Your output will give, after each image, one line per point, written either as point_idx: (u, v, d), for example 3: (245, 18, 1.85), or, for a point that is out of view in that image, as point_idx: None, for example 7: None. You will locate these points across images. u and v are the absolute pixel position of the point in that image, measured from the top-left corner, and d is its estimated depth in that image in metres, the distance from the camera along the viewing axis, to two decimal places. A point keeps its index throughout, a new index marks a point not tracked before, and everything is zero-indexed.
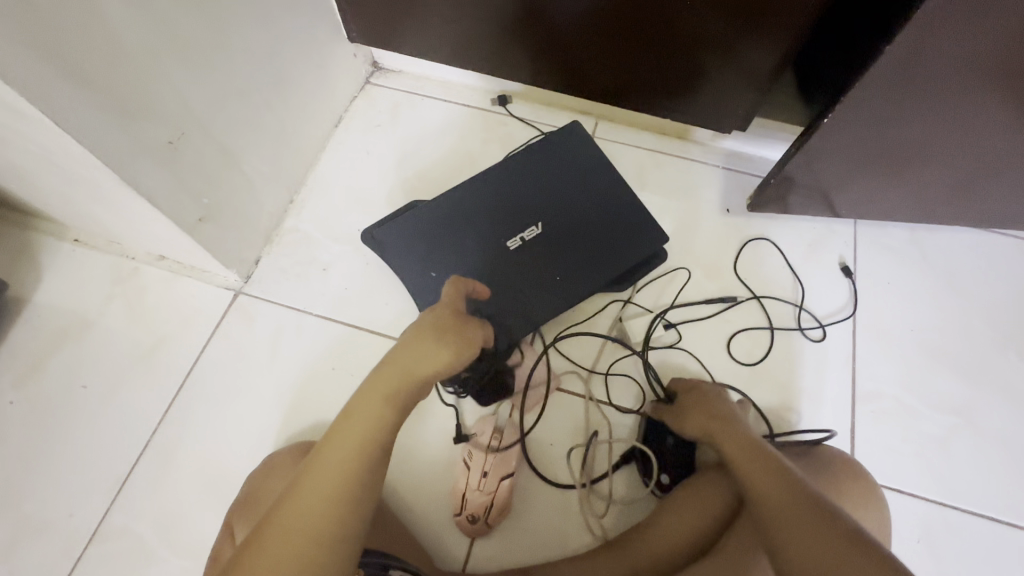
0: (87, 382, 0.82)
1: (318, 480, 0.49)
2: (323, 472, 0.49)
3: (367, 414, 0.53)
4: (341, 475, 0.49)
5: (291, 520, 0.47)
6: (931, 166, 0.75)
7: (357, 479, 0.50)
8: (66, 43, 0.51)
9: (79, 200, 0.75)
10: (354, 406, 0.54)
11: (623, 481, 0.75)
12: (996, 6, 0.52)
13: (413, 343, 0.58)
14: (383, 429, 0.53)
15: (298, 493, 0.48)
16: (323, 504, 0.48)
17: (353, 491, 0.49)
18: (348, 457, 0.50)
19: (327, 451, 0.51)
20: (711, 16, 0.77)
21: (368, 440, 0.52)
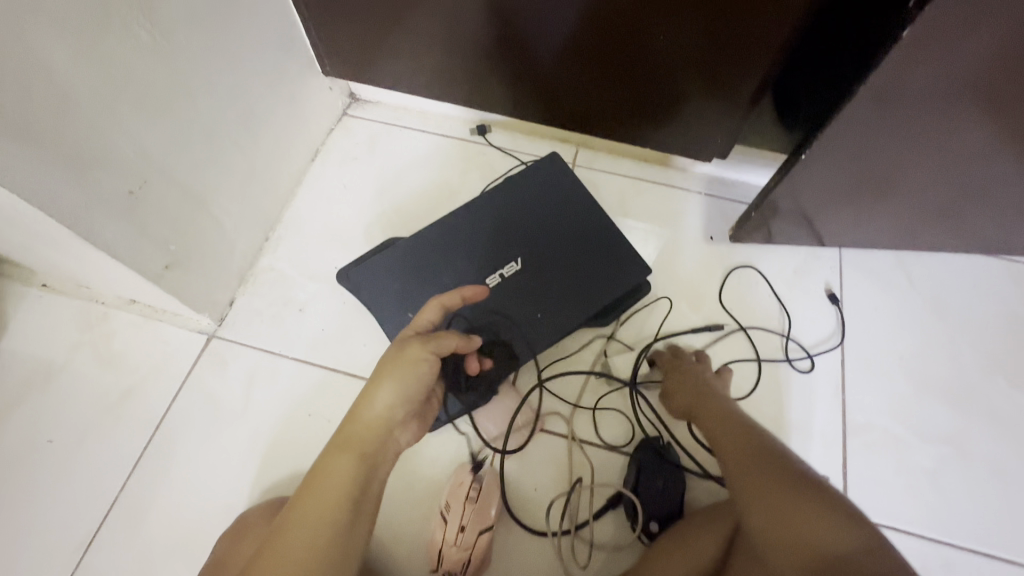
0: (54, 434, 0.79)
1: (293, 545, 0.45)
2: (298, 536, 0.46)
3: (343, 465, 0.50)
4: (317, 538, 0.46)
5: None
6: (913, 193, 0.74)
7: (336, 539, 0.47)
8: (8, 101, 0.49)
9: (42, 249, 0.72)
10: (328, 458, 0.51)
11: (609, 526, 0.73)
12: (976, 35, 0.50)
13: (380, 380, 0.56)
14: (362, 479, 0.51)
15: (271, 560, 0.45)
16: (299, 570, 0.44)
17: (332, 553, 0.46)
18: (326, 514, 0.48)
19: (302, 510, 0.48)
20: (685, 47, 0.77)
21: (348, 495, 0.49)
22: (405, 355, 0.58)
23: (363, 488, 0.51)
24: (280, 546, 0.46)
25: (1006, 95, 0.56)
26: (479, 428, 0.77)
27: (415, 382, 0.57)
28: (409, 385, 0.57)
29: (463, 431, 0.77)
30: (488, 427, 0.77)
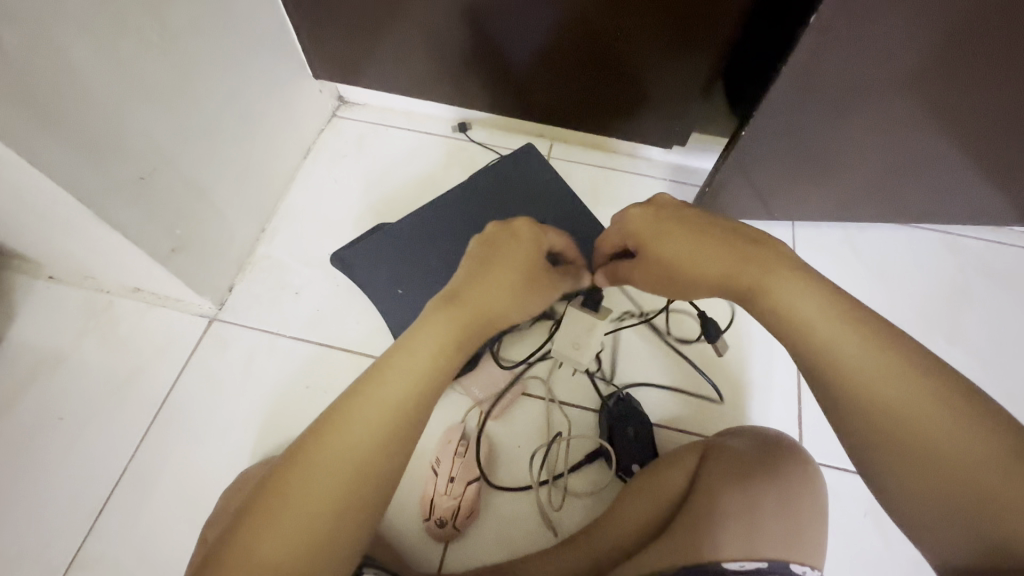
0: (64, 413, 0.84)
1: (360, 423, 0.44)
2: (364, 416, 0.44)
3: (430, 343, 0.48)
4: (383, 421, 0.45)
5: (324, 463, 0.43)
6: (848, 167, 0.83)
7: (404, 426, 0.45)
8: (38, 89, 0.55)
9: (54, 237, 0.78)
10: (416, 335, 0.49)
11: (587, 474, 0.79)
12: (873, 18, 0.60)
13: (493, 272, 0.54)
14: (443, 364, 0.48)
15: (334, 434, 0.44)
16: (364, 448, 0.44)
17: (399, 437, 0.45)
18: (398, 398, 0.45)
19: (371, 390, 0.45)
20: (642, 45, 0.86)
21: (420, 381, 0.47)
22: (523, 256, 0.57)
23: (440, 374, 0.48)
24: (344, 423, 0.44)
25: (909, 71, 0.66)
26: (465, 393, 0.83)
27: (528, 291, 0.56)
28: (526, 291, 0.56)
29: (451, 397, 0.83)
30: (473, 392, 0.83)
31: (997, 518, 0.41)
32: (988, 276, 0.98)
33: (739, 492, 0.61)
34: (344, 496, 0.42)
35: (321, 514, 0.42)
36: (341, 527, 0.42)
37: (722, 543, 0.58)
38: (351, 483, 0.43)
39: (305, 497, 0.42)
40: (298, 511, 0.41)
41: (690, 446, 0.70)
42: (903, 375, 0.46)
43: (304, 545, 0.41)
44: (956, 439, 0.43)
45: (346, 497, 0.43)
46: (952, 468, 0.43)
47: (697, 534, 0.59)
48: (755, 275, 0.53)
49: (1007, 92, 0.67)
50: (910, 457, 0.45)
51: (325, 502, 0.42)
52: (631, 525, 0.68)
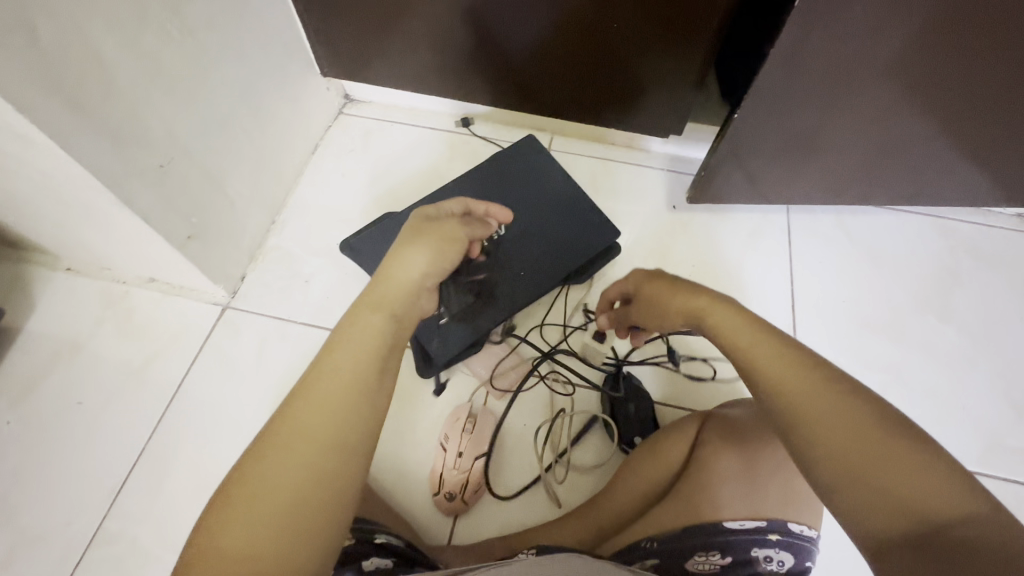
0: (83, 398, 0.86)
1: (314, 408, 0.42)
2: (317, 399, 0.42)
3: (369, 322, 0.47)
4: (340, 400, 0.42)
5: (279, 458, 0.39)
6: (835, 148, 0.87)
7: (363, 402, 0.43)
8: (68, 78, 0.59)
9: (74, 225, 0.80)
10: (353, 322, 0.47)
11: (591, 449, 0.82)
12: (853, 4, 0.63)
13: (409, 246, 0.55)
14: (386, 342, 0.47)
15: (285, 428, 0.41)
16: (321, 432, 0.41)
17: (359, 414, 0.42)
18: (349, 377, 0.43)
19: (318, 378, 0.43)
20: (638, 37, 0.89)
21: (372, 358, 0.45)
22: (439, 230, 0.58)
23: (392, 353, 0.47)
24: (292, 416, 0.41)
25: (891, 53, 0.69)
26: (472, 373, 0.86)
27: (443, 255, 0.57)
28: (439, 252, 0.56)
29: (458, 378, 0.86)
30: (479, 371, 0.86)
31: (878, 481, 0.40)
32: (978, 257, 1.01)
33: (737, 454, 0.63)
34: (310, 483, 0.39)
35: (287, 509, 0.38)
36: (316, 515, 0.39)
37: (721, 503, 0.60)
38: (315, 470, 0.40)
39: (264, 497, 0.38)
40: (261, 512, 0.38)
41: (691, 416, 0.72)
42: (798, 369, 0.47)
43: (275, 544, 0.37)
44: (846, 415, 0.43)
45: (312, 483, 0.39)
46: (855, 438, 0.42)
47: (697, 495, 0.62)
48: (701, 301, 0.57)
49: (985, 76, 0.71)
50: (817, 428, 0.44)
51: (289, 493, 0.38)
52: (634, 492, 0.70)
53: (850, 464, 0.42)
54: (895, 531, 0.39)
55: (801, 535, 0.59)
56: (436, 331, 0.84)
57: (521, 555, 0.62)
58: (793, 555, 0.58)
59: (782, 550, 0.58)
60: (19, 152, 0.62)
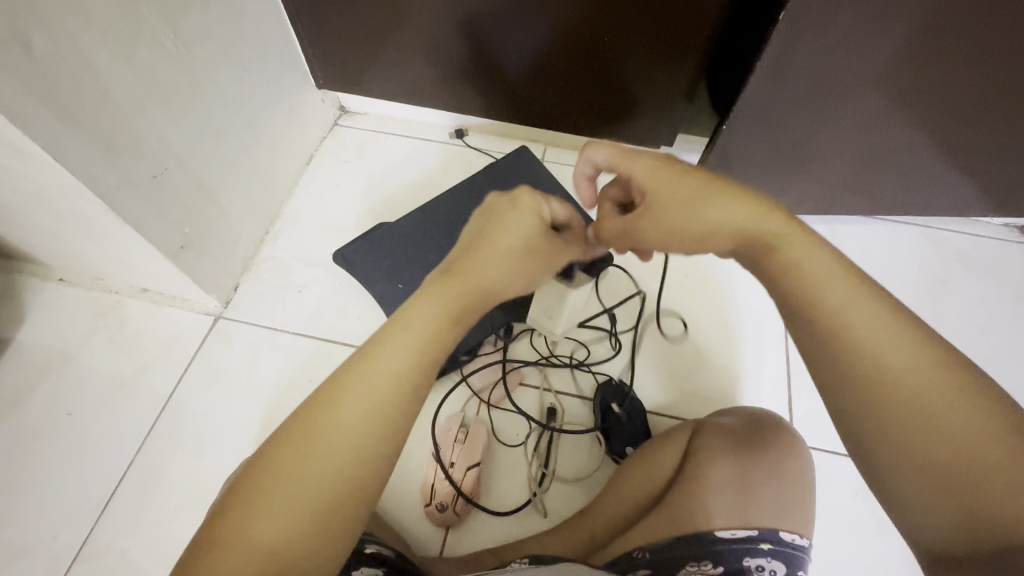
0: (72, 409, 0.85)
1: (352, 418, 0.42)
2: (348, 412, 0.42)
3: (422, 335, 0.45)
4: (369, 415, 0.42)
5: (307, 470, 0.40)
6: (824, 158, 0.88)
7: (393, 415, 0.43)
8: (63, 91, 0.59)
9: (66, 235, 0.80)
10: (402, 327, 0.45)
11: (583, 460, 0.81)
12: (835, 18, 0.65)
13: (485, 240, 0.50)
14: (431, 350, 0.45)
15: (314, 442, 0.41)
16: (350, 448, 0.41)
17: (394, 425, 0.43)
18: (381, 393, 0.42)
19: (361, 378, 0.42)
20: (628, 51, 0.91)
21: (410, 370, 0.44)
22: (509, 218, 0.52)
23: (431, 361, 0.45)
24: (325, 426, 0.41)
25: (873, 66, 0.71)
26: (465, 383, 0.86)
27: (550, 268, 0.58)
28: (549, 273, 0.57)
29: (451, 388, 0.86)
30: (472, 381, 0.86)
31: (984, 503, 0.39)
32: (967, 266, 1.02)
33: (729, 464, 0.63)
34: (335, 495, 0.40)
35: (313, 520, 0.39)
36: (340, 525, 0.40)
37: (712, 512, 0.60)
38: (343, 481, 0.41)
39: (292, 508, 0.39)
40: (285, 525, 0.39)
41: (683, 424, 0.72)
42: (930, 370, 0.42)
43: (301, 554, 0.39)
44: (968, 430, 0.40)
45: (337, 496, 0.40)
46: (970, 459, 0.39)
47: (690, 505, 0.61)
48: (776, 227, 0.48)
49: (963, 88, 0.72)
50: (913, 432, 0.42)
51: (314, 506, 0.40)
52: (626, 501, 0.70)
53: (931, 471, 0.41)
54: (959, 551, 0.40)
55: (793, 544, 0.59)
56: None
57: (514, 565, 0.62)
58: (785, 564, 0.58)
59: (773, 559, 0.57)
60: (11, 162, 0.62)
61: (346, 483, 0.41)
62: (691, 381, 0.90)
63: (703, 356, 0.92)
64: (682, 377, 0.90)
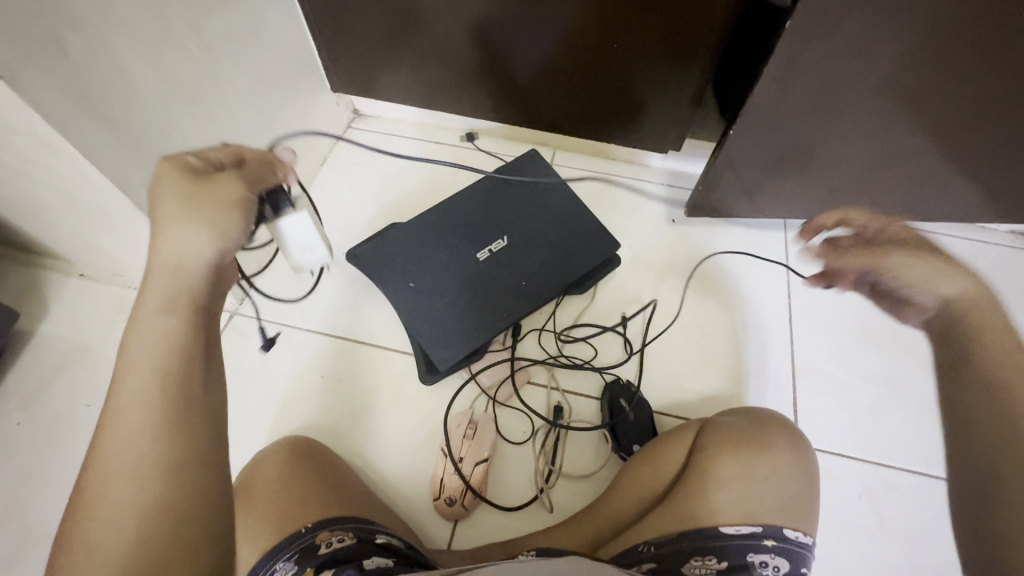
0: (91, 400, 0.87)
1: (121, 445, 0.40)
2: (120, 445, 0.40)
3: (164, 323, 0.44)
4: (144, 431, 0.41)
5: (110, 516, 0.39)
6: (830, 163, 0.89)
7: (185, 421, 0.42)
8: (94, 91, 0.62)
9: (89, 231, 0.83)
10: (132, 341, 0.43)
11: (590, 457, 0.82)
12: (840, 24, 0.67)
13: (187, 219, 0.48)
14: (187, 342, 0.44)
15: (101, 492, 0.39)
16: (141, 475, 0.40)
17: (186, 433, 0.42)
18: (152, 405, 0.41)
19: (117, 409, 0.41)
20: (637, 58, 0.93)
21: (165, 378, 0.42)
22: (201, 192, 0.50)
23: (199, 357, 0.45)
24: (101, 474, 0.40)
25: (878, 72, 0.72)
26: (475, 382, 0.88)
27: (229, 214, 0.49)
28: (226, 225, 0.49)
29: (461, 386, 0.88)
30: (481, 379, 0.88)
31: None
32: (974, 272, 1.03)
33: (734, 461, 0.64)
34: (154, 519, 0.39)
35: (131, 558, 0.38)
36: (179, 542, 0.39)
37: (717, 508, 0.61)
38: (153, 506, 0.39)
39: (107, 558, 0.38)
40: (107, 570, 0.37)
41: (689, 423, 0.73)
42: None
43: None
44: None
45: (157, 517, 0.39)
46: None
47: (695, 501, 0.62)
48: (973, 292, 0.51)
49: (969, 95, 0.73)
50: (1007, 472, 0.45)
51: (135, 539, 0.38)
52: (633, 496, 0.71)
53: None
54: None
55: (796, 542, 0.60)
56: (438, 338, 0.86)
57: (522, 556, 0.63)
58: (789, 561, 0.58)
59: (777, 555, 0.58)
60: (41, 158, 0.65)
61: (159, 509, 0.39)
62: (695, 381, 0.91)
63: (709, 357, 0.93)
64: (688, 377, 0.91)
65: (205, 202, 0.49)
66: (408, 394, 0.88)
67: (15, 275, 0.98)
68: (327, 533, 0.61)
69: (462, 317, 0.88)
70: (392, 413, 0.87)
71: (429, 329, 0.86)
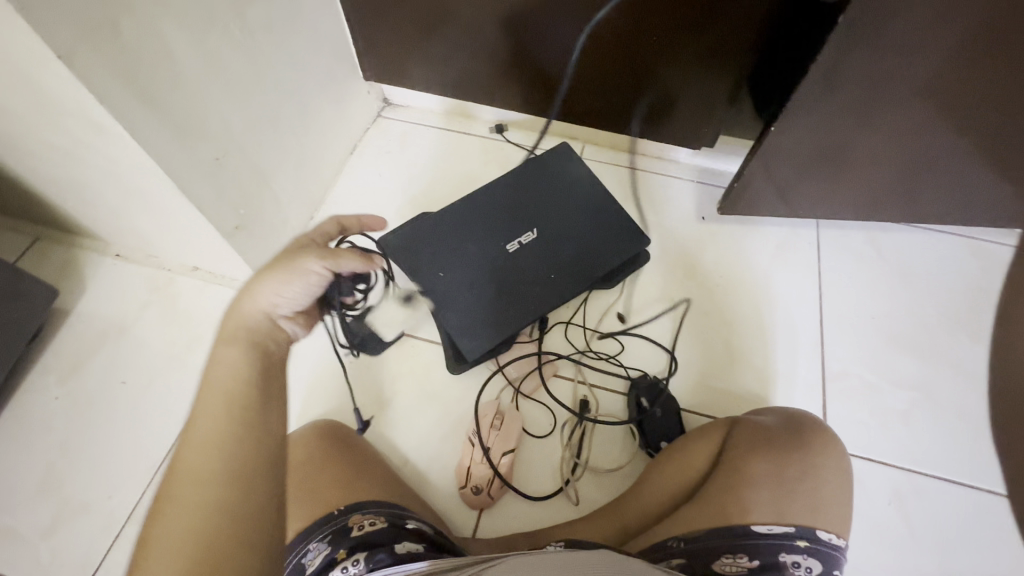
0: (126, 378, 0.90)
1: (198, 450, 0.40)
2: (198, 445, 0.40)
3: (235, 351, 0.46)
4: (221, 437, 0.41)
5: (175, 516, 0.37)
6: (868, 165, 0.88)
7: (254, 430, 0.42)
8: (142, 75, 0.63)
9: (130, 212, 0.84)
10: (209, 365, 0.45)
11: (616, 452, 0.82)
12: (891, 26, 0.65)
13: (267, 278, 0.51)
14: (256, 370, 0.46)
15: (175, 488, 0.38)
16: (218, 477, 0.39)
17: (257, 442, 0.42)
18: (228, 415, 0.42)
19: (193, 420, 0.42)
20: (674, 53, 0.91)
21: (239, 391, 0.43)
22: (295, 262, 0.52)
23: (266, 379, 0.46)
24: (173, 474, 0.39)
25: (928, 76, 0.71)
26: (501, 373, 0.88)
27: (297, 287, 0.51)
28: (297, 283, 0.52)
29: (488, 377, 0.88)
30: (508, 371, 0.88)
31: None
32: (1011, 278, 1.00)
33: (767, 460, 0.64)
34: (222, 521, 0.38)
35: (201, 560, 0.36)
36: (240, 559, 0.37)
37: (750, 506, 0.61)
38: (222, 511, 0.38)
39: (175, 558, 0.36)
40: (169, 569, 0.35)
41: (718, 420, 0.73)
42: None
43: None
44: None
45: (223, 518, 0.38)
46: None
47: (728, 499, 0.62)
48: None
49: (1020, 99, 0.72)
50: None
51: (198, 544, 0.36)
52: (661, 491, 0.70)
53: None
54: None
55: (829, 544, 0.59)
56: (467, 329, 0.86)
57: (551, 547, 0.64)
58: (820, 563, 0.58)
59: (810, 557, 0.58)
60: (90, 139, 0.66)
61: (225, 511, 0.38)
62: (723, 381, 0.91)
63: (736, 356, 0.93)
64: (715, 376, 0.91)
65: (283, 263, 0.52)
66: (434, 383, 0.89)
67: (53, 254, 1.00)
68: (359, 516, 0.62)
69: (491, 308, 0.88)
70: (419, 402, 0.87)
71: (457, 319, 0.87)
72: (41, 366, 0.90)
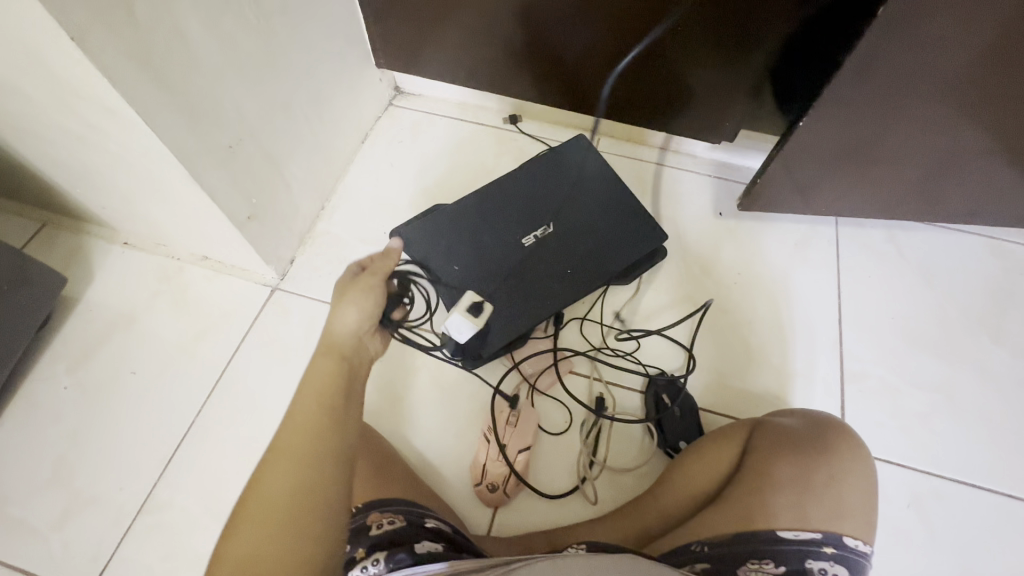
0: (136, 368, 0.88)
1: (293, 432, 0.46)
2: (292, 428, 0.47)
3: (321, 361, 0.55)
4: (313, 421, 0.48)
5: (273, 483, 0.43)
6: (893, 164, 0.86)
7: (337, 418, 0.49)
8: (156, 58, 0.60)
9: (140, 199, 0.83)
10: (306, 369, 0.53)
11: (633, 450, 0.81)
12: (931, 19, 0.63)
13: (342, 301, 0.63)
14: (341, 375, 0.53)
15: (262, 476, 0.44)
16: (297, 466, 0.44)
17: (341, 429, 0.48)
18: (317, 404, 0.49)
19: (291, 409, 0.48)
20: (699, 42, 0.89)
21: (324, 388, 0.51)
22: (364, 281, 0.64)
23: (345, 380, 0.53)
24: (272, 450, 0.45)
25: (962, 70, 0.69)
26: (517, 369, 0.87)
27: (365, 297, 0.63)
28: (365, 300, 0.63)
29: (503, 373, 0.87)
30: (524, 367, 0.86)
31: None
32: None
33: (792, 464, 0.63)
34: (310, 491, 0.43)
35: (292, 522, 0.42)
36: (326, 523, 0.43)
37: (774, 510, 0.61)
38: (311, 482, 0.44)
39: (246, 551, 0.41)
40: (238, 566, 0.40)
41: (739, 421, 0.72)
42: None
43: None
44: None
45: (315, 487, 0.44)
46: None
47: (752, 503, 0.62)
48: None
49: None
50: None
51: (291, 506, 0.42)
52: (684, 493, 0.70)
53: None
54: None
55: (856, 550, 0.59)
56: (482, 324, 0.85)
57: (572, 549, 0.63)
58: (847, 569, 0.58)
59: (836, 563, 0.58)
60: (102, 123, 0.64)
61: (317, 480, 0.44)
62: (739, 379, 0.90)
63: (754, 355, 0.91)
64: (731, 375, 0.90)
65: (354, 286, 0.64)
66: (449, 378, 0.87)
67: (60, 241, 0.98)
68: (377, 515, 0.61)
69: (506, 303, 0.87)
70: (433, 396, 0.86)
71: None
72: (49, 354, 0.89)
